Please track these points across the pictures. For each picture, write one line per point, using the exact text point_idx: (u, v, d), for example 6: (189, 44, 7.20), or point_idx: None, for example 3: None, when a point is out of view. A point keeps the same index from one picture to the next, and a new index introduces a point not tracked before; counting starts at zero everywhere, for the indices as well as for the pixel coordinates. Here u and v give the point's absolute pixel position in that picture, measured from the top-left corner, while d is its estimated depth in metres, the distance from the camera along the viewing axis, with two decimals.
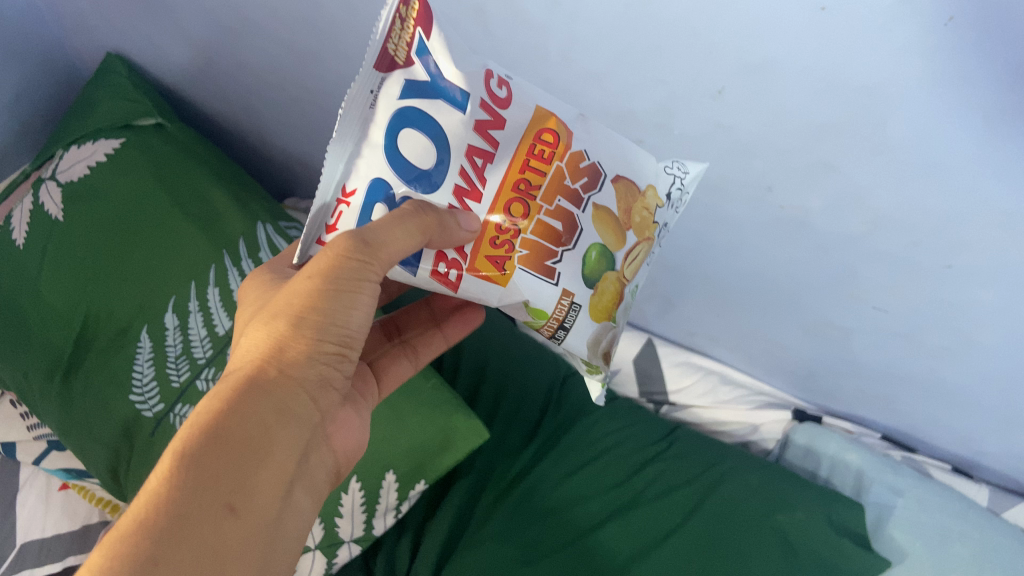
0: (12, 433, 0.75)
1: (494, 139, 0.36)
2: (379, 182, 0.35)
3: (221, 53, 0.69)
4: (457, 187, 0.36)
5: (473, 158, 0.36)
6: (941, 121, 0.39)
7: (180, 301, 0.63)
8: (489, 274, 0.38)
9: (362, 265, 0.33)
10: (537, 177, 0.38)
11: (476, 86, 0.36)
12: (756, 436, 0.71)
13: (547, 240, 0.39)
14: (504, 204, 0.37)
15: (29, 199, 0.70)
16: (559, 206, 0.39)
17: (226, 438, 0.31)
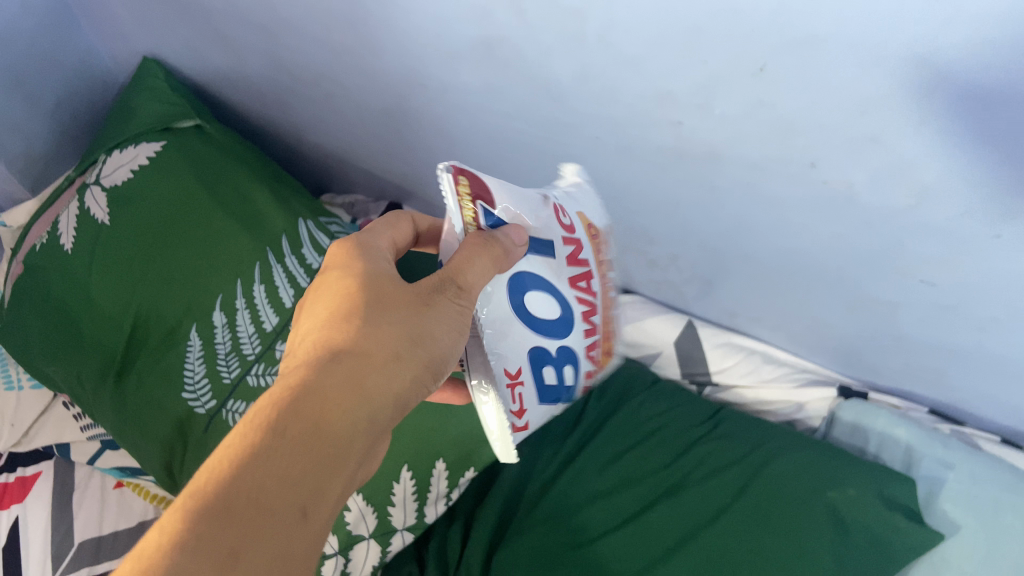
0: (66, 433, 0.76)
1: (581, 258, 0.44)
2: (535, 351, 0.41)
3: (257, 53, 0.70)
4: (582, 313, 0.43)
5: (581, 284, 0.44)
6: (992, 92, 0.38)
7: (227, 299, 0.65)
8: (606, 360, 0.47)
9: (461, 309, 0.35)
10: (604, 264, 0.46)
11: (554, 224, 0.43)
12: (802, 414, 0.72)
13: (618, 307, 0.48)
14: (605, 303, 0.46)
15: (75, 204, 0.70)
16: (613, 278, 0.48)
17: (320, 437, 0.28)
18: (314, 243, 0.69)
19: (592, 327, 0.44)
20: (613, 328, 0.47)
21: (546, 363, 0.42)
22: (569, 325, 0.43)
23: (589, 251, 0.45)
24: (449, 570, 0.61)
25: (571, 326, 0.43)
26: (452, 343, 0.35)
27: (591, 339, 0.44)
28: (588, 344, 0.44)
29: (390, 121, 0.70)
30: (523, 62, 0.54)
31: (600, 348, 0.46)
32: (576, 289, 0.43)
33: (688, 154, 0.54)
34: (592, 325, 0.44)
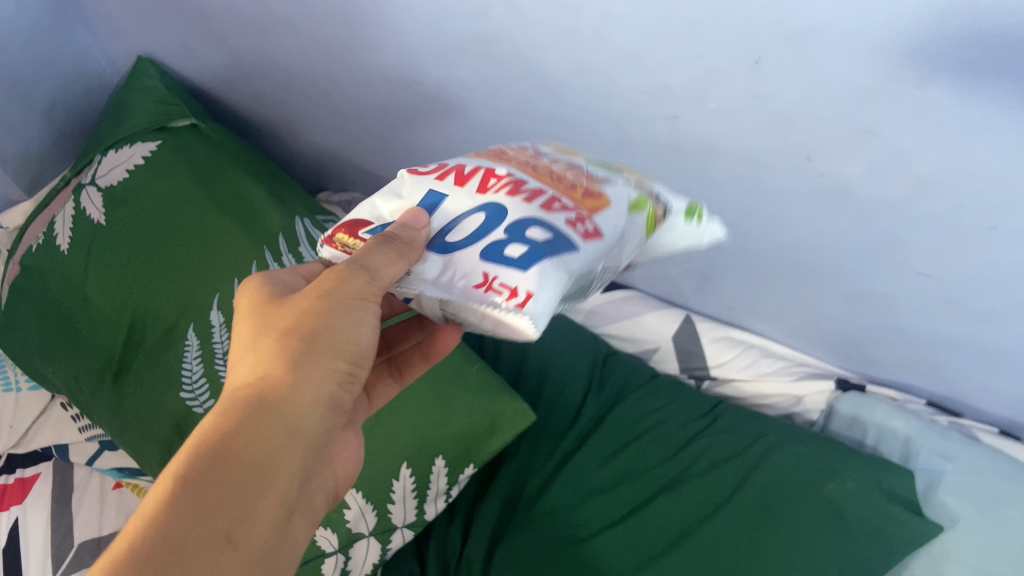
0: (65, 434, 0.76)
1: (473, 171, 0.39)
2: (484, 253, 0.34)
3: (251, 51, 0.70)
4: (506, 191, 0.37)
5: (490, 181, 0.38)
6: (989, 83, 0.38)
7: (225, 297, 0.64)
8: (599, 204, 0.38)
9: (367, 290, 0.35)
10: (514, 160, 0.41)
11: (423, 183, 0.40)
12: (801, 407, 0.72)
13: (569, 169, 0.41)
14: (537, 175, 0.39)
15: (71, 205, 0.70)
16: (549, 160, 0.43)
17: (232, 461, 0.30)
18: (309, 240, 0.71)
19: (532, 189, 0.37)
20: (582, 186, 0.39)
21: (502, 243, 0.34)
22: (500, 208, 0.36)
23: (477, 162, 0.40)
24: (450, 568, 0.61)
25: (505, 207, 0.36)
26: (361, 324, 0.35)
27: (542, 196, 0.37)
28: (540, 203, 0.36)
29: (386, 118, 0.70)
30: (519, 58, 0.54)
31: (575, 202, 0.37)
32: (483, 191, 0.38)
33: (685, 149, 0.54)
34: (534, 190, 0.37)
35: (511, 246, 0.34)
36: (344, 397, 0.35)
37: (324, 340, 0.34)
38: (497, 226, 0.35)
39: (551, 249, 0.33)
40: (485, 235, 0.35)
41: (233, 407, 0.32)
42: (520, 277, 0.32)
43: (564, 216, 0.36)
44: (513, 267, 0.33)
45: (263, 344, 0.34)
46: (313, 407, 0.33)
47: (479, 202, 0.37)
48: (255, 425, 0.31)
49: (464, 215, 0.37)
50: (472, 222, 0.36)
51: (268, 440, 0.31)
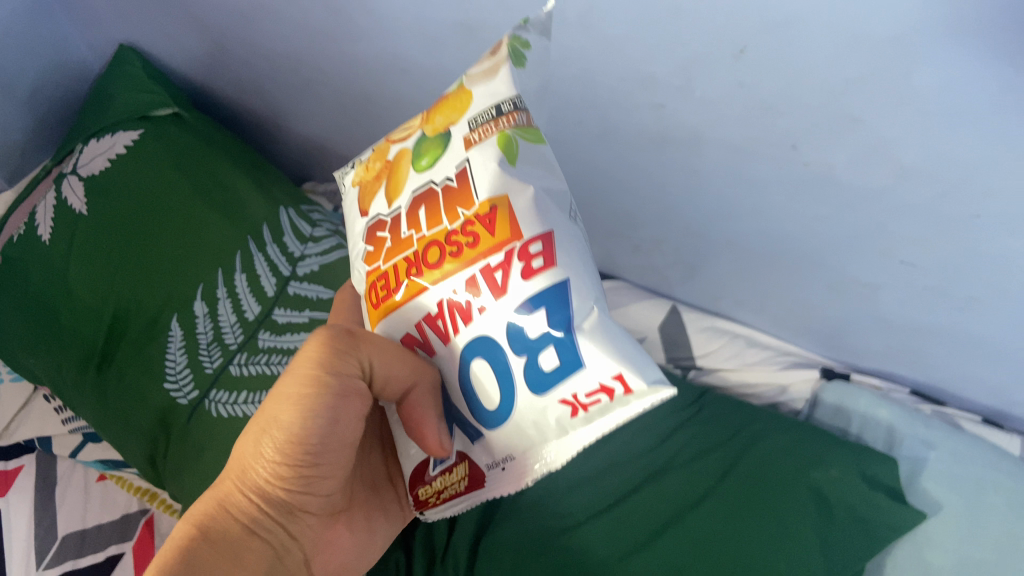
0: (47, 427, 0.75)
1: (419, 334, 0.39)
2: (537, 389, 0.35)
3: (235, 39, 0.69)
4: (465, 318, 0.36)
5: (439, 322, 0.38)
6: (970, 70, 0.38)
7: (208, 288, 0.65)
8: (504, 224, 0.36)
9: (332, 371, 0.37)
10: (397, 256, 0.39)
11: None
12: (785, 396, 0.72)
13: (431, 205, 0.39)
14: (437, 263, 0.37)
15: (52, 194, 0.69)
16: (411, 210, 0.40)
17: (192, 558, 0.37)
18: (293, 230, 0.73)
19: (468, 280, 0.36)
20: (470, 221, 0.37)
21: (535, 366, 0.35)
22: (489, 347, 0.36)
23: (401, 314, 0.39)
24: (436, 558, 0.60)
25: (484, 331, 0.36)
26: (326, 418, 0.37)
27: (488, 280, 0.36)
28: (489, 289, 0.36)
29: (370, 108, 0.69)
30: None
31: (491, 252, 0.36)
32: (448, 337, 0.38)
33: (670, 138, 0.54)
34: (468, 286, 0.36)
35: (539, 356, 0.35)
36: (305, 494, 0.39)
37: (271, 442, 0.38)
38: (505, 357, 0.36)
39: (570, 331, 0.34)
40: (507, 373, 0.36)
41: (207, 507, 0.39)
42: (599, 377, 0.33)
43: (519, 283, 0.35)
44: (573, 370, 0.34)
45: (244, 441, 0.40)
46: (265, 510, 0.39)
47: (460, 353, 0.37)
48: (217, 525, 0.38)
49: (467, 374, 0.37)
50: (487, 374, 0.36)
51: (228, 537, 0.38)
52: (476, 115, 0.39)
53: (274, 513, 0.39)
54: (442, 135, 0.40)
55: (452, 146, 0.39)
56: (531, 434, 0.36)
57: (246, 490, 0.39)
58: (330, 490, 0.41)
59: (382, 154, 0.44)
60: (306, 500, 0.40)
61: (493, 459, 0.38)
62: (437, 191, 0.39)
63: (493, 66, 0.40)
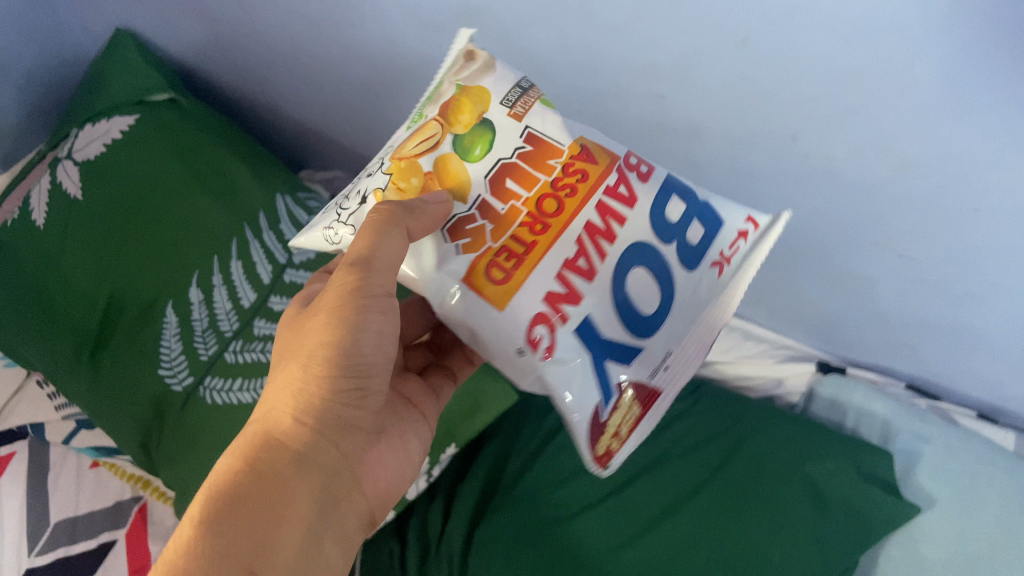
0: (40, 414, 0.74)
1: (562, 288, 0.36)
2: (691, 261, 0.40)
3: (232, 24, 0.69)
4: (602, 232, 0.38)
5: (582, 259, 0.37)
6: (968, 62, 0.38)
7: (204, 275, 0.65)
8: (598, 160, 0.39)
9: (359, 282, 0.36)
10: (515, 233, 0.37)
11: (563, 351, 0.36)
12: (781, 389, 0.72)
13: (518, 176, 0.38)
14: (567, 212, 0.37)
15: (47, 178, 0.69)
16: (503, 188, 0.38)
17: (246, 493, 0.35)
18: (292, 218, 0.72)
19: (603, 206, 0.38)
20: (570, 165, 0.39)
21: (688, 239, 0.40)
22: (637, 247, 0.38)
23: (529, 282, 0.36)
24: (430, 549, 0.60)
25: (644, 239, 0.39)
26: (378, 328, 0.37)
27: (615, 198, 0.39)
28: (620, 202, 0.39)
29: (369, 96, 0.69)
30: (504, 33, 0.53)
31: (600, 179, 0.39)
32: (595, 267, 0.37)
33: (667, 129, 0.54)
34: (604, 210, 0.38)
35: (685, 234, 0.40)
36: (356, 410, 0.38)
37: (311, 372, 0.36)
38: (666, 256, 0.39)
39: (698, 201, 0.42)
40: (669, 261, 0.39)
41: (252, 440, 0.37)
42: (738, 228, 0.43)
43: (636, 185, 0.40)
44: (717, 237, 0.42)
45: (276, 377, 0.38)
46: (317, 440, 0.37)
47: (614, 271, 0.37)
48: (267, 457, 0.36)
49: (627, 288, 0.38)
50: (643, 279, 0.38)
51: (283, 471, 0.36)
52: (504, 96, 0.40)
53: (326, 437, 0.37)
54: (479, 120, 0.39)
55: (502, 125, 0.39)
56: (694, 314, 0.40)
57: (294, 416, 0.37)
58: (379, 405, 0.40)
59: (410, 170, 0.39)
60: (356, 414, 0.38)
61: (662, 363, 0.39)
62: (522, 157, 0.38)
63: (482, 64, 0.41)
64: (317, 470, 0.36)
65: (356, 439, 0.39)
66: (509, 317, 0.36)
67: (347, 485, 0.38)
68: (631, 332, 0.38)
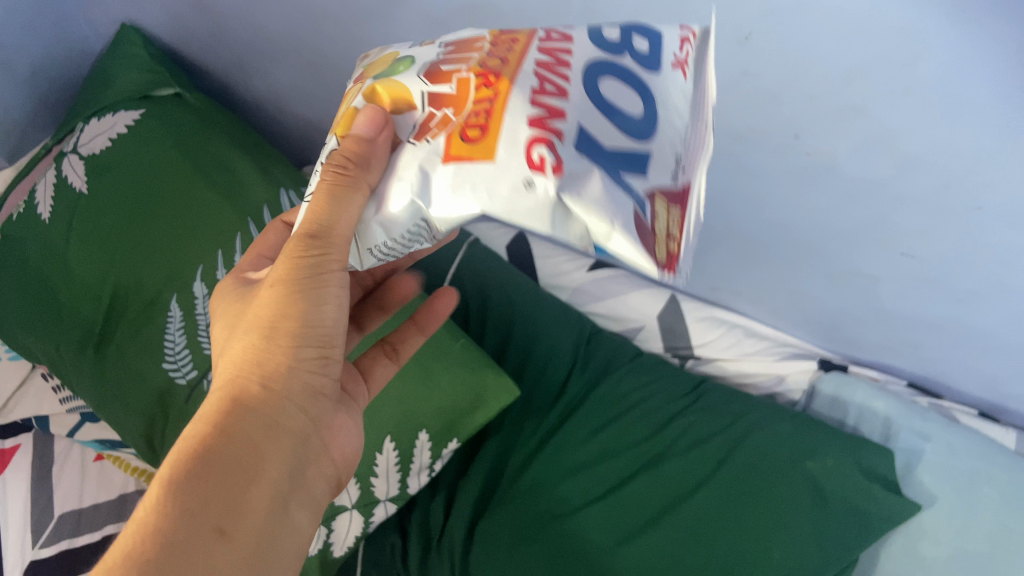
0: (45, 406, 0.75)
1: (543, 118, 0.30)
2: (652, 62, 0.35)
3: (237, 20, 0.69)
4: (549, 62, 0.33)
5: (550, 85, 0.32)
6: (973, 63, 0.39)
7: (208, 268, 0.64)
8: (514, 31, 0.36)
9: (321, 255, 0.36)
10: (477, 97, 0.32)
11: (575, 170, 0.29)
12: (783, 386, 0.72)
13: (452, 59, 0.34)
14: (509, 67, 0.33)
15: (52, 172, 0.69)
16: (444, 72, 0.34)
17: (220, 452, 0.34)
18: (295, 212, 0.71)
19: (545, 49, 0.34)
20: (497, 44, 0.35)
21: (634, 45, 0.35)
22: (600, 66, 0.34)
23: (512, 116, 0.30)
24: (431, 543, 0.61)
25: (596, 55, 0.34)
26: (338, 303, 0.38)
27: (555, 41, 0.34)
28: (557, 40, 0.34)
29: None
30: (508, 30, 0.53)
31: (525, 41, 0.35)
32: (566, 90, 0.32)
33: None
34: (545, 52, 0.34)
35: (633, 45, 0.35)
36: (319, 379, 0.39)
37: (275, 339, 0.37)
38: (626, 65, 0.34)
39: (632, 26, 0.37)
40: (628, 65, 0.34)
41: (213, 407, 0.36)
42: (679, 32, 0.37)
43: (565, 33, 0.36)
44: (661, 39, 0.36)
45: (232, 348, 0.38)
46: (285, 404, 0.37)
47: (587, 91, 0.32)
48: (238, 420, 0.36)
49: (604, 96, 0.33)
50: (613, 87, 0.33)
51: (254, 434, 0.36)
52: (413, 45, 0.38)
53: (292, 402, 0.38)
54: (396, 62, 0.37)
55: (421, 52, 0.36)
56: (676, 118, 0.34)
57: (262, 380, 0.37)
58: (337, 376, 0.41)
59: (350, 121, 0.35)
60: (318, 384, 0.39)
61: (676, 162, 0.33)
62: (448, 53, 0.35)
63: (374, 53, 0.39)
64: (284, 434, 0.37)
65: (319, 408, 0.40)
66: (500, 165, 0.30)
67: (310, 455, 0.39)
68: (628, 126, 0.32)
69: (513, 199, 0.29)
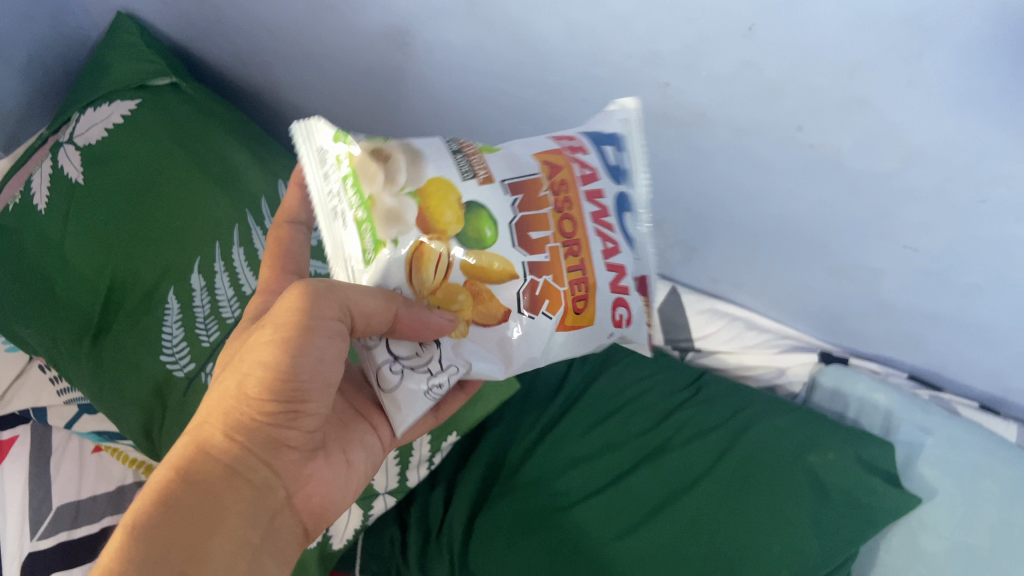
0: (42, 398, 0.74)
1: (619, 283, 0.41)
2: (631, 179, 0.44)
3: (234, 9, 0.68)
4: (599, 213, 0.41)
5: (609, 244, 0.41)
6: (982, 54, 0.38)
7: (205, 261, 0.65)
8: (557, 160, 0.42)
9: (316, 313, 0.35)
10: (573, 269, 0.40)
11: (637, 300, 0.43)
12: (784, 379, 0.73)
13: (535, 224, 0.39)
14: (587, 234, 0.40)
15: (48, 163, 0.67)
16: (536, 238, 0.39)
17: (177, 502, 0.33)
18: None
19: (590, 192, 0.41)
20: (553, 183, 0.40)
21: (620, 155, 0.44)
22: (618, 203, 0.43)
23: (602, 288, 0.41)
24: (431, 536, 0.61)
25: (619, 192, 0.43)
26: (316, 351, 0.35)
27: (591, 180, 0.42)
28: (591, 181, 0.42)
29: (372, 83, 0.69)
30: (508, 20, 0.53)
31: (576, 182, 0.41)
32: (618, 245, 0.41)
33: (674, 117, 0.54)
34: (595, 204, 0.41)
35: (617, 152, 0.44)
36: (289, 432, 0.37)
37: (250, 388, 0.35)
38: (629, 194, 0.44)
39: (602, 131, 0.45)
40: (631, 192, 0.44)
41: (186, 449, 0.35)
42: (621, 122, 0.46)
43: (583, 157, 0.43)
44: (625, 142, 0.45)
45: (213, 390, 0.37)
46: (254, 453, 0.36)
47: (625, 239, 0.42)
48: (200, 470, 0.35)
49: (631, 235, 0.43)
50: (631, 220, 0.43)
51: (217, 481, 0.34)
52: (460, 174, 0.39)
53: (258, 449, 0.36)
54: (465, 209, 0.38)
55: (486, 197, 0.38)
56: None
57: (229, 429, 0.35)
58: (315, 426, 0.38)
59: (452, 293, 0.39)
60: (291, 435, 0.37)
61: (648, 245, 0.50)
62: (522, 211, 0.39)
63: (404, 160, 0.38)
64: (249, 483, 0.35)
65: (290, 458, 0.38)
66: (599, 329, 0.41)
67: (279, 509, 0.37)
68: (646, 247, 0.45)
69: (600, 345, 0.43)
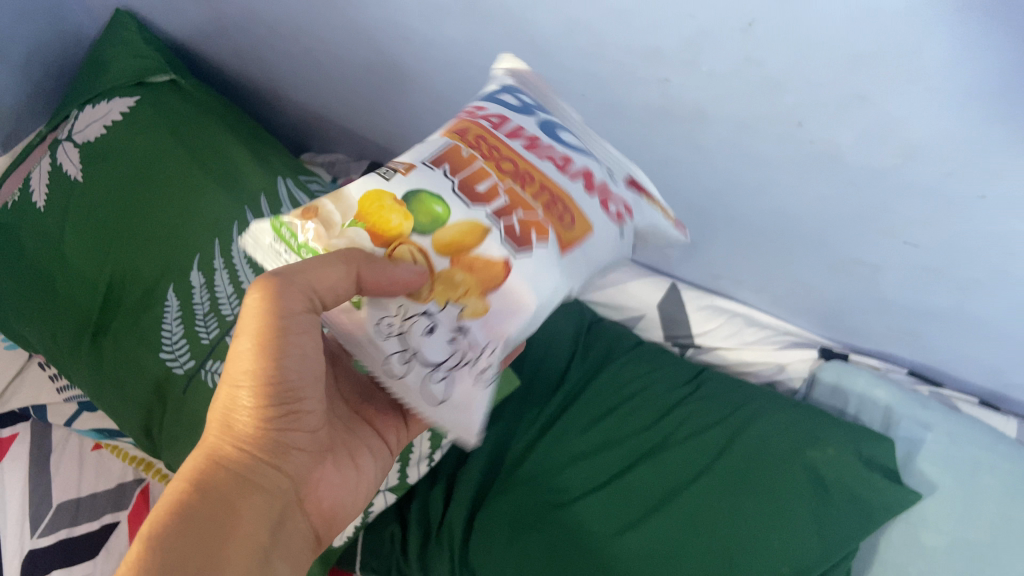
0: (43, 395, 0.75)
1: (589, 185, 0.45)
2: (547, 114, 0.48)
3: (233, 6, 0.68)
4: (529, 146, 0.44)
5: (555, 158, 0.44)
6: (983, 49, 0.38)
7: (205, 258, 0.63)
8: (462, 124, 0.45)
9: (284, 313, 0.36)
10: (538, 196, 0.42)
11: (619, 195, 0.47)
12: (784, 375, 0.72)
13: (478, 177, 0.41)
14: (531, 166, 0.43)
15: (47, 160, 0.69)
16: (492, 192, 0.41)
17: (192, 515, 0.33)
18: (292, 202, 0.70)
19: (509, 134, 0.45)
20: (471, 141, 0.43)
21: (523, 100, 0.48)
22: (542, 131, 0.46)
23: (579, 194, 0.44)
24: (431, 534, 0.61)
25: (540, 121, 0.46)
26: (298, 350, 0.36)
27: (505, 126, 0.45)
28: (505, 125, 0.45)
29: (371, 79, 0.69)
30: (508, 17, 0.53)
31: (492, 133, 0.44)
32: (565, 157, 0.45)
33: (674, 113, 0.54)
34: (520, 142, 0.44)
35: (517, 97, 0.48)
36: (290, 433, 0.38)
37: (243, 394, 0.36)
38: (547, 119, 0.47)
39: (495, 90, 0.49)
40: (548, 119, 0.47)
41: (192, 463, 0.36)
42: (515, 80, 0.50)
43: (484, 113, 0.46)
44: (521, 91, 0.49)
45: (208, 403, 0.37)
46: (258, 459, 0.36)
47: (565, 150, 0.45)
48: (208, 480, 0.35)
49: (569, 147, 0.46)
50: (565, 136, 0.47)
51: (226, 490, 0.35)
52: (385, 177, 0.41)
53: (263, 455, 0.36)
54: (405, 202, 0.40)
55: (421, 179, 0.41)
56: (601, 146, 0.51)
57: (231, 438, 0.36)
58: (312, 427, 0.39)
59: (450, 277, 0.40)
60: (292, 435, 0.38)
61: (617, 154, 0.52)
62: (455, 173, 0.41)
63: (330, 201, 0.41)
64: (258, 489, 0.36)
65: (294, 461, 0.39)
66: (600, 225, 0.44)
67: (287, 514, 0.38)
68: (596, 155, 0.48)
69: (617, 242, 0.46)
